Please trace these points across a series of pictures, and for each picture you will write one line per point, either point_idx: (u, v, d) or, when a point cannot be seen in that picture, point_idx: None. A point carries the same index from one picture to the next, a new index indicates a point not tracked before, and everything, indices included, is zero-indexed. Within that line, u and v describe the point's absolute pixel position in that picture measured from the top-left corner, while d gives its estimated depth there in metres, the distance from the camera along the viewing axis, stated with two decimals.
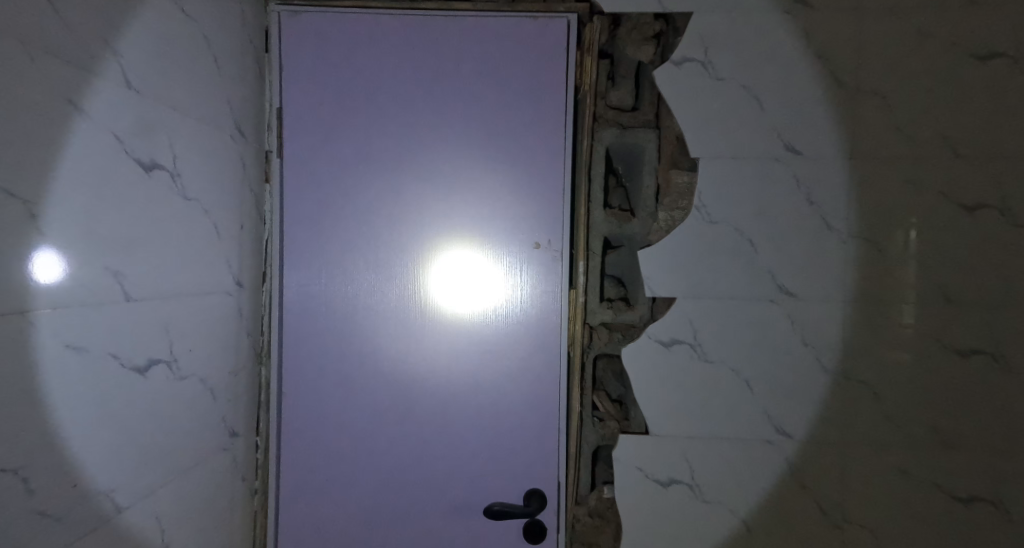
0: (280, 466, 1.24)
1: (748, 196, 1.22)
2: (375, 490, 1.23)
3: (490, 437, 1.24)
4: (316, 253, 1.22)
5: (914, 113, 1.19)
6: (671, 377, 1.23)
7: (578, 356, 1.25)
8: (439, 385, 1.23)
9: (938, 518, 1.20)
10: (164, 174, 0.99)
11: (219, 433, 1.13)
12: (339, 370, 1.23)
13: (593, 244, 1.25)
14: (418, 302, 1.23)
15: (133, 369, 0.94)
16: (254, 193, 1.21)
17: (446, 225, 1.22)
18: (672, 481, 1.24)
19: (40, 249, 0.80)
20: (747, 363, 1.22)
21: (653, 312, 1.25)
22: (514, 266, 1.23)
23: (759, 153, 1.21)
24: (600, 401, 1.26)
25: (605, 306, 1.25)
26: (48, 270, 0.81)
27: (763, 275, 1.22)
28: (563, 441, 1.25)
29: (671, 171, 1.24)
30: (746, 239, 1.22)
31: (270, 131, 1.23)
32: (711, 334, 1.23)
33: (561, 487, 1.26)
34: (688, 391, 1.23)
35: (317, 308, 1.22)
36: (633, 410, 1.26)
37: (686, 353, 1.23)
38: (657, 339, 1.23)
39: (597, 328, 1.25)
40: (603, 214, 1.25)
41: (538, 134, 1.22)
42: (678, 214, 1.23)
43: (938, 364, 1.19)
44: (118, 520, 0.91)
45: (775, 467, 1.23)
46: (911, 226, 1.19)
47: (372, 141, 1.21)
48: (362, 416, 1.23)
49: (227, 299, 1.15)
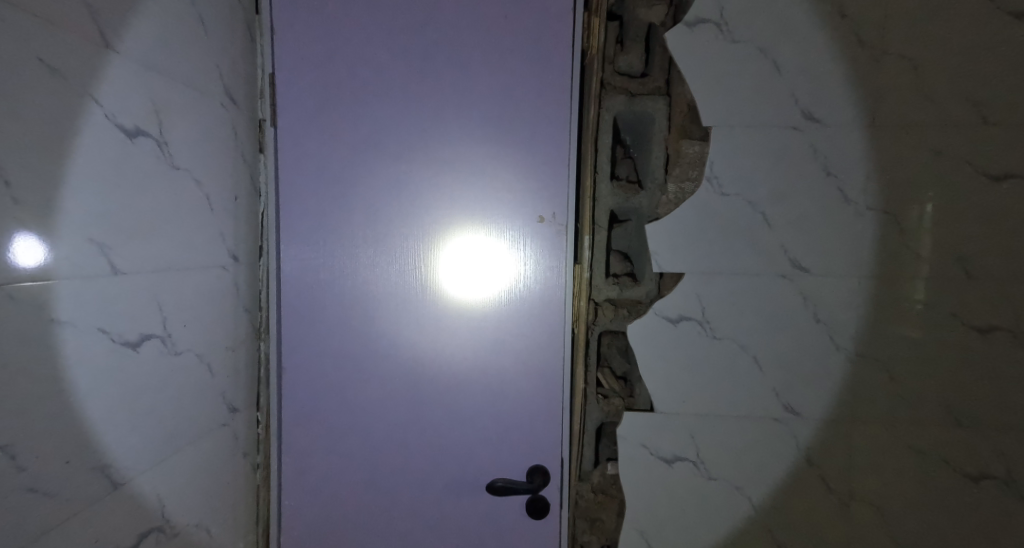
0: (282, 441, 1.23)
1: (762, 167, 1.16)
2: (376, 463, 1.23)
3: (492, 413, 1.22)
4: (313, 227, 1.19)
5: (941, 77, 1.12)
6: (679, 353, 1.21)
7: (582, 333, 1.22)
8: (441, 362, 1.21)
9: (947, 497, 1.18)
10: (150, 142, 0.96)
11: (218, 408, 1.12)
12: (340, 345, 1.21)
13: (600, 217, 1.22)
14: (419, 279, 1.20)
15: (125, 344, 0.92)
16: (247, 163, 1.17)
17: (448, 196, 1.18)
18: (677, 458, 1.22)
19: (18, 237, 0.78)
20: (756, 341, 1.19)
21: (660, 288, 1.21)
22: (516, 241, 1.19)
23: (774, 121, 1.16)
24: (605, 378, 1.24)
25: (611, 282, 1.22)
26: (30, 253, 0.79)
27: (775, 250, 1.17)
28: (566, 418, 1.23)
29: (681, 141, 1.19)
30: (758, 213, 1.17)
31: (264, 99, 1.19)
32: (720, 311, 1.19)
33: (565, 463, 1.24)
34: (695, 367, 1.21)
35: (316, 283, 1.20)
36: (638, 386, 1.23)
37: (694, 329, 1.20)
38: (664, 316, 1.20)
39: (602, 304, 1.23)
40: (609, 186, 1.21)
41: (542, 99, 1.17)
42: (688, 186, 1.19)
43: (952, 340, 1.15)
44: (114, 496, 0.91)
45: (782, 444, 1.20)
46: (931, 197, 1.13)
47: (367, 107, 1.17)
48: (362, 391, 1.22)
49: (223, 273, 1.13)
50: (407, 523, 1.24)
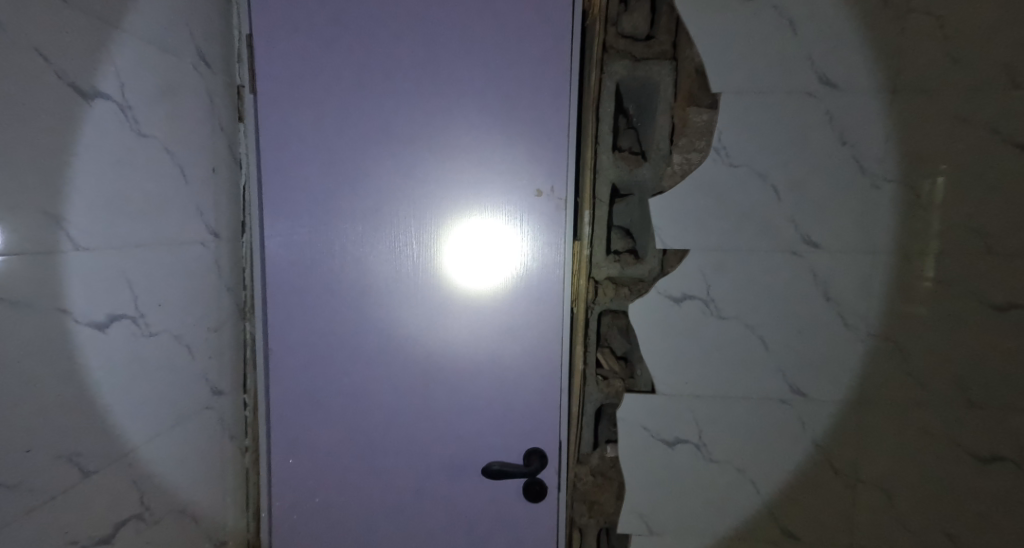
0: (271, 424, 1.19)
1: (773, 137, 1.10)
2: (368, 446, 1.19)
3: (488, 396, 1.18)
4: (298, 202, 1.13)
5: (970, 38, 1.04)
6: (683, 333, 1.15)
7: (582, 313, 1.17)
8: (433, 343, 1.16)
9: (957, 479, 1.14)
10: (112, 107, 0.88)
11: (200, 392, 1.07)
12: (329, 324, 1.16)
13: (602, 192, 1.15)
14: (412, 258, 1.14)
15: (91, 326, 0.87)
16: (226, 133, 1.10)
17: (441, 168, 1.12)
18: (678, 441, 1.18)
19: None
20: (764, 320, 1.14)
21: (663, 265, 1.15)
22: (513, 216, 1.13)
23: (789, 87, 1.08)
24: (604, 359, 1.20)
25: (612, 260, 1.17)
26: None
27: (785, 224, 1.11)
28: (564, 400, 1.19)
29: (688, 108, 1.12)
30: (768, 186, 1.11)
31: (241, 63, 1.11)
32: (728, 289, 1.14)
33: (563, 446, 1.20)
34: (701, 347, 1.16)
35: (301, 260, 1.14)
36: (639, 367, 1.19)
37: (701, 308, 1.15)
38: (667, 294, 1.15)
39: (602, 282, 1.17)
40: (611, 157, 1.14)
41: (541, 61, 1.09)
42: (694, 157, 1.12)
43: (969, 319, 1.09)
44: (83, 486, 0.86)
45: (787, 426, 1.16)
46: (953, 169, 1.07)
47: (353, 71, 1.09)
48: (352, 372, 1.17)
49: (202, 251, 1.07)
50: (401, 506, 1.21)
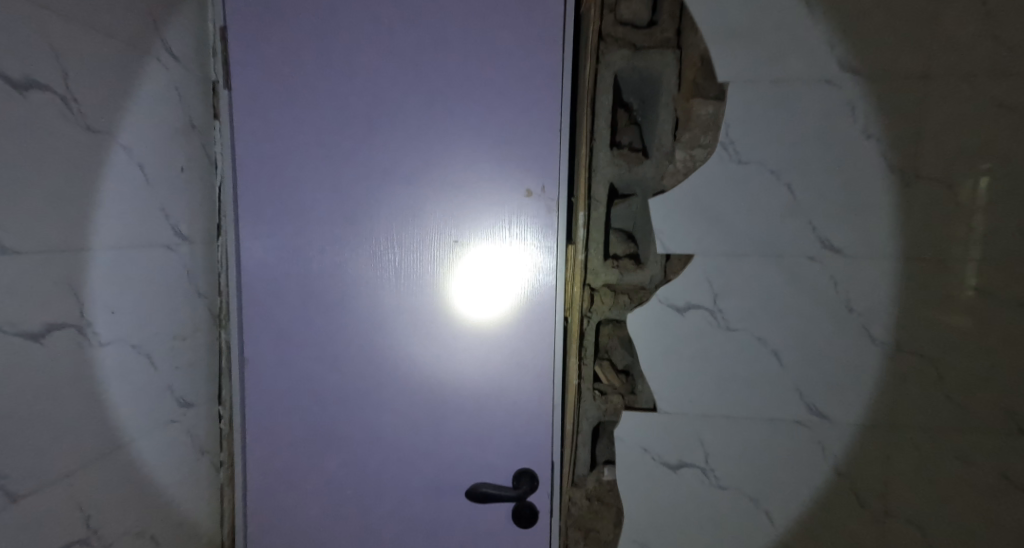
0: (246, 437, 1.14)
1: (788, 130, 0.99)
2: (348, 462, 1.12)
3: (474, 412, 1.10)
4: (275, 203, 1.07)
5: (1015, 16, 0.92)
6: (686, 345, 1.05)
7: (576, 323, 1.08)
8: (415, 353, 1.09)
9: (1002, 514, 1.01)
10: (53, 98, 0.82)
11: (163, 405, 1.01)
12: (308, 333, 1.10)
13: (597, 191, 1.06)
14: (393, 264, 1.07)
15: (25, 336, 0.80)
16: (198, 131, 1.06)
17: (423, 168, 1.05)
18: (682, 464, 1.08)
19: None
20: (778, 333, 1.03)
21: (666, 273, 1.06)
22: (499, 220, 1.05)
23: (806, 75, 0.98)
24: (603, 372, 1.10)
25: (610, 266, 1.07)
26: None
27: (801, 227, 1.00)
28: (557, 417, 1.10)
29: (692, 100, 1.02)
30: (783, 184, 1.00)
31: (216, 57, 1.06)
32: (736, 298, 1.03)
33: (556, 467, 1.11)
34: (706, 362, 1.05)
35: (278, 265, 1.09)
36: (640, 382, 1.09)
37: (706, 319, 1.04)
38: (669, 303, 1.05)
39: (599, 290, 1.08)
40: (608, 154, 1.06)
41: (528, 50, 1.01)
42: (699, 153, 1.03)
43: (1016, 332, 0.97)
44: (14, 510, 0.80)
45: (805, 451, 1.05)
46: (994, 164, 0.95)
47: (330, 64, 1.03)
48: (332, 384, 1.10)
49: (167, 255, 1.01)
50: (382, 528, 1.14)
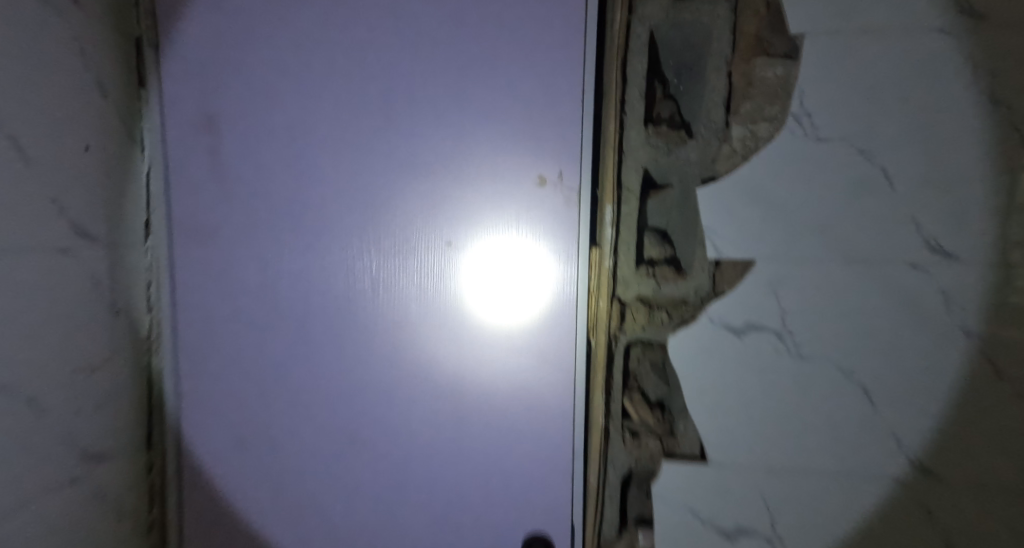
0: (185, 484, 0.96)
1: (884, 98, 0.76)
2: (315, 506, 0.95)
3: (465, 453, 0.91)
4: (231, 200, 0.89)
5: None
6: (738, 374, 0.83)
7: (603, 345, 0.86)
8: (398, 378, 0.91)
9: None
10: None
11: (59, 461, 0.77)
12: (271, 354, 0.92)
13: (630, 179, 0.84)
14: (369, 272, 0.89)
15: None
16: (121, 104, 0.86)
17: (406, 157, 0.87)
18: (738, 525, 0.86)
19: None
20: (866, 363, 0.80)
21: (715, 284, 0.83)
22: (491, 224, 0.86)
23: (907, 25, 0.75)
24: (635, 408, 0.88)
25: (643, 273, 0.85)
26: None
27: (902, 226, 0.77)
28: (579, 463, 0.90)
29: (753, 60, 0.79)
30: (876, 169, 0.77)
31: (140, 10, 0.88)
32: (804, 314, 0.81)
33: (577, 526, 0.91)
34: (762, 395, 0.83)
35: (234, 274, 0.91)
36: (681, 420, 0.88)
37: (765, 341, 0.82)
38: (722, 323, 0.83)
39: (631, 304, 0.86)
40: (643, 132, 0.83)
41: (537, 9, 0.82)
42: (763, 127, 0.80)
43: None
44: None
45: (898, 513, 0.82)
46: None
47: (300, 31, 0.86)
48: (297, 414, 0.93)
49: (62, 262, 0.77)
50: None
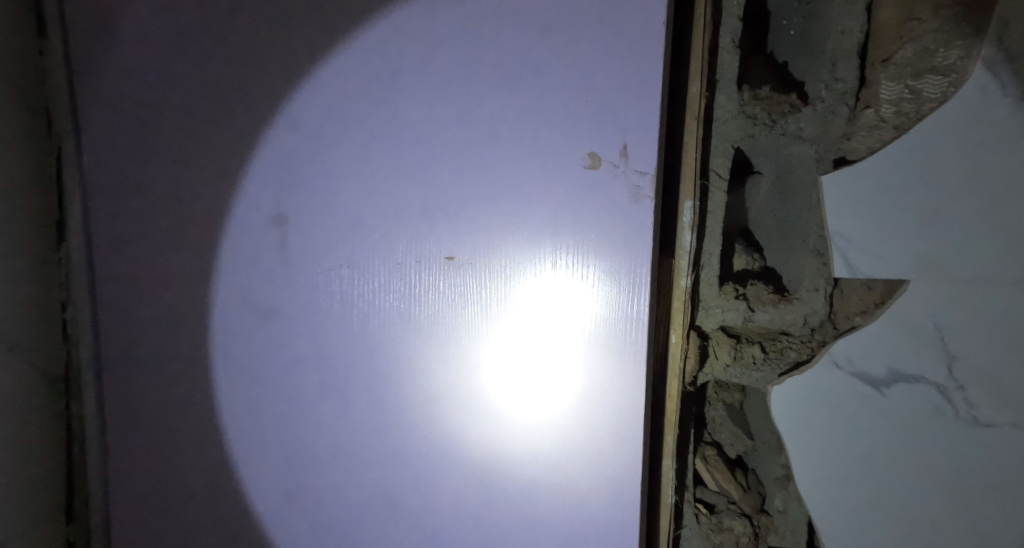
0: None
1: None
2: None
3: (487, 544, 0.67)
4: (160, 198, 0.64)
5: None
6: (880, 458, 0.58)
7: (674, 394, 0.63)
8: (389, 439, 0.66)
9: None
10: None
11: None
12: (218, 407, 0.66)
13: (719, 163, 0.60)
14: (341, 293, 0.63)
15: None
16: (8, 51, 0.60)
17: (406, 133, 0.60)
18: None
19: None
20: None
21: (836, 310, 0.60)
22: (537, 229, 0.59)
23: None
24: (716, 476, 0.65)
25: (733, 296, 0.62)
26: None
27: None
28: None
29: None
30: None
31: None
32: (989, 376, 0.54)
33: None
34: (926, 491, 0.57)
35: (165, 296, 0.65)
36: (778, 495, 0.64)
37: (923, 411, 0.56)
38: (851, 371, 0.58)
39: (715, 336, 0.63)
40: (740, 96, 0.59)
41: None
42: (931, 84, 0.55)
43: None
44: None
45: None
46: None
47: None
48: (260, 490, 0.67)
49: None
50: None
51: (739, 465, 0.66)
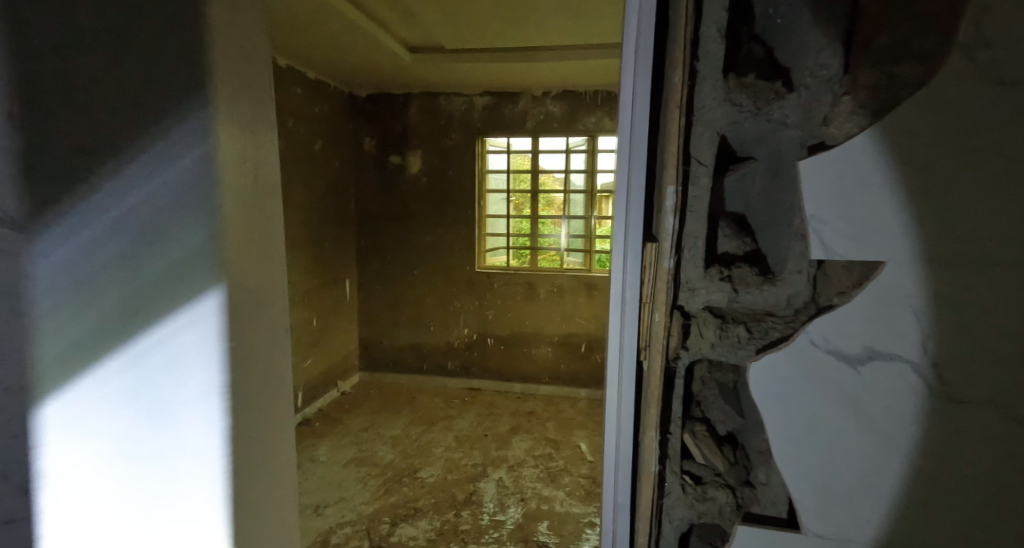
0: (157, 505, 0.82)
1: None
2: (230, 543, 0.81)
3: None
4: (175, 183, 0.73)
5: None
6: (855, 443, 0.61)
7: (658, 370, 0.67)
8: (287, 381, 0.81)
9: None
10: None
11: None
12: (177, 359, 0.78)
13: (702, 148, 0.64)
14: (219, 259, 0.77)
15: None
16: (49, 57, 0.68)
17: None
18: None
19: None
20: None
21: (816, 290, 0.62)
22: None
23: None
24: (700, 450, 0.68)
25: (715, 276, 0.65)
26: None
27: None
28: (622, 515, 0.71)
29: None
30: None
31: None
32: (955, 357, 0.57)
33: None
34: (894, 475, 0.60)
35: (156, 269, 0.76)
36: (762, 468, 0.67)
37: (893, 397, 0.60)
38: (828, 349, 0.60)
39: (698, 315, 0.66)
40: (722, 84, 0.62)
41: None
42: (907, 68, 0.57)
43: None
44: None
45: None
46: None
47: None
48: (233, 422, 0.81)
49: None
50: None
51: (728, 442, 0.68)
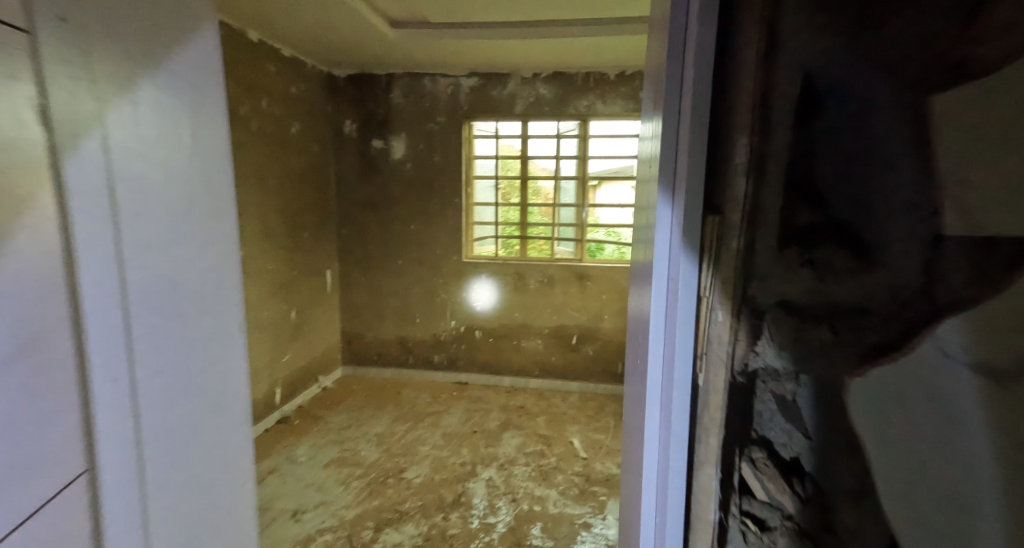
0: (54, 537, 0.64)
1: None
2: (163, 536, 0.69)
3: None
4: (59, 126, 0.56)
5: None
6: (948, 484, 0.47)
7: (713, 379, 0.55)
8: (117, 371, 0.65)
9: None
10: None
11: None
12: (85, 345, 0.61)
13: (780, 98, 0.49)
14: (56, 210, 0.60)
15: None
16: None
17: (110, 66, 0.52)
18: None
19: None
20: None
21: (937, 282, 0.47)
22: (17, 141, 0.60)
23: None
24: (763, 482, 0.55)
25: (796, 265, 0.51)
26: None
27: None
28: None
29: None
30: None
31: None
32: None
33: None
34: None
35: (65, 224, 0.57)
36: (850, 516, 0.52)
37: (1016, 435, 0.45)
38: (954, 355, 0.46)
39: (772, 315, 0.52)
40: (810, 13, 0.48)
41: None
42: None
43: None
44: None
45: None
46: None
47: None
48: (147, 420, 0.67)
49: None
50: None
51: (796, 472, 0.54)
